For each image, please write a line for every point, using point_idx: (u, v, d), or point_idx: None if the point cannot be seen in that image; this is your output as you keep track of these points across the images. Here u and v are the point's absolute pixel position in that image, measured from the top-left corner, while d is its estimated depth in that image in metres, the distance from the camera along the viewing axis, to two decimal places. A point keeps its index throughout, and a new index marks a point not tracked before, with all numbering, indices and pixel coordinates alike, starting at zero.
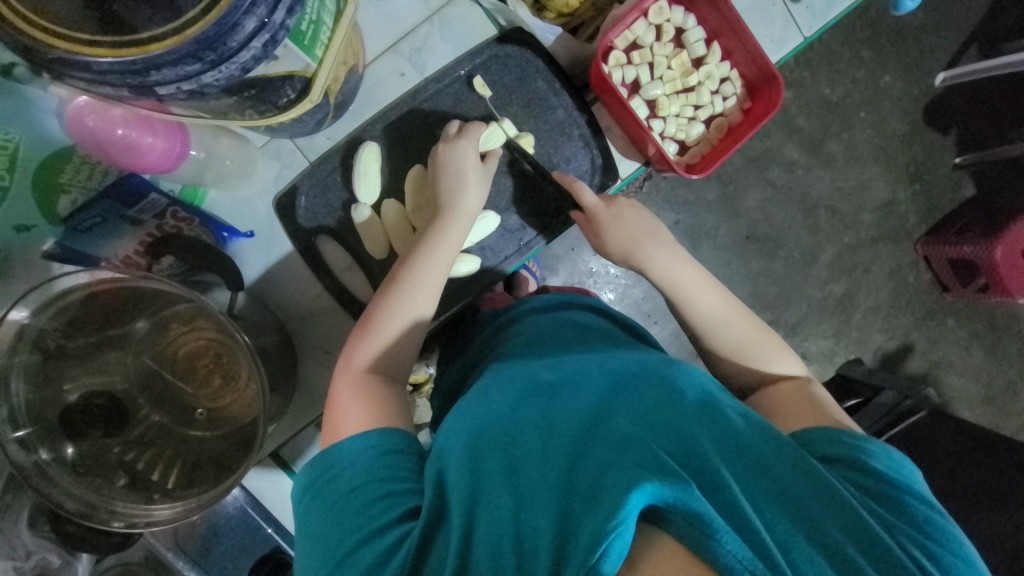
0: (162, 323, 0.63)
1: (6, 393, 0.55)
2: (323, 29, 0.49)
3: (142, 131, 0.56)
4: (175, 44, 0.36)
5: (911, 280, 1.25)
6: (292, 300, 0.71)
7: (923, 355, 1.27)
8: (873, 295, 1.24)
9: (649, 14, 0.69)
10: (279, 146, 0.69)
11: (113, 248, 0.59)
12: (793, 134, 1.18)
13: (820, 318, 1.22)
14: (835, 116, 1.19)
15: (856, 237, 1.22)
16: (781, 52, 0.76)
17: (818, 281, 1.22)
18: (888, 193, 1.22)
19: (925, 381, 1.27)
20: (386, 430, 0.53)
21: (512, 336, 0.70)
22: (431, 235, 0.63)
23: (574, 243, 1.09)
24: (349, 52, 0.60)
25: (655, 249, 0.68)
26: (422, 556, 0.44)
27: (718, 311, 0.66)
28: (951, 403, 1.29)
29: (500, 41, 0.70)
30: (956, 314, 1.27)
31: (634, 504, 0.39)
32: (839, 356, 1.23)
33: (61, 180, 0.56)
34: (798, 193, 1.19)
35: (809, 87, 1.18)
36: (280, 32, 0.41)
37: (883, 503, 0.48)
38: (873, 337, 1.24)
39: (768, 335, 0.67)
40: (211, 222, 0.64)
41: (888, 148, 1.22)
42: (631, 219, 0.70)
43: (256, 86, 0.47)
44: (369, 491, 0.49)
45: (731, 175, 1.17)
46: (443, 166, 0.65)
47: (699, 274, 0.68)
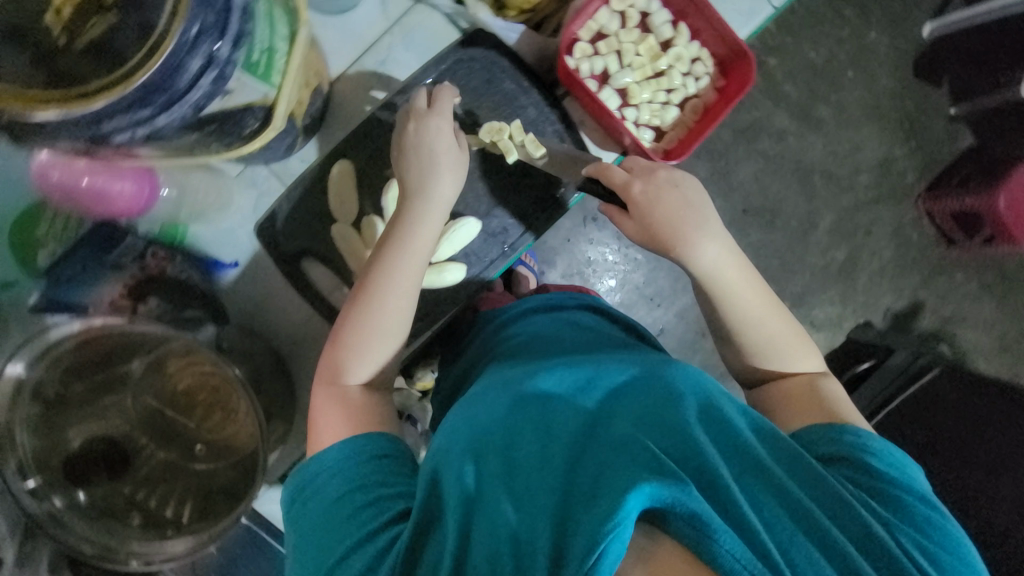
0: (157, 362, 0.63)
1: (12, 446, 0.55)
2: (277, 55, 0.48)
3: (110, 178, 0.56)
4: (121, 90, 0.36)
5: (915, 238, 1.22)
6: (280, 326, 0.71)
7: (934, 312, 1.25)
8: (877, 256, 1.22)
9: (611, 2, 0.69)
10: (254, 173, 0.68)
11: (98, 294, 0.59)
12: (780, 102, 1.17)
13: (826, 285, 1.21)
14: (821, 79, 1.18)
15: (855, 199, 1.21)
16: (751, 25, 0.73)
17: (821, 248, 1.20)
18: (884, 151, 1.20)
19: (938, 338, 1.25)
20: (371, 436, 0.54)
21: (508, 338, 0.70)
22: (406, 222, 0.61)
23: (569, 234, 1.10)
24: (311, 74, 0.59)
25: (703, 236, 0.61)
26: (416, 557, 0.44)
27: (757, 305, 0.61)
28: (968, 358, 1.26)
29: (464, 45, 0.69)
30: (964, 268, 1.24)
31: (633, 504, 0.38)
32: (849, 321, 1.22)
33: (38, 235, 0.57)
34: (791, 160, 1.18)
35: (793, 51, 1.17)
36: (228, 66, 0.40)
37: (882, 502, 0.48)
38: (882, 299, 1.23)
39: (800, 336, 0.62)
40: (194, 259, 0.65)
41: (881, 105, 1.20)
42: (670, 202, 0.62)
43: (217, 120, 0.46)
44: (360, 497, 0.50)
45: (722, 149, 1.16)
46: (421, 147, 0.62)
47: (743, 268, 0.62)
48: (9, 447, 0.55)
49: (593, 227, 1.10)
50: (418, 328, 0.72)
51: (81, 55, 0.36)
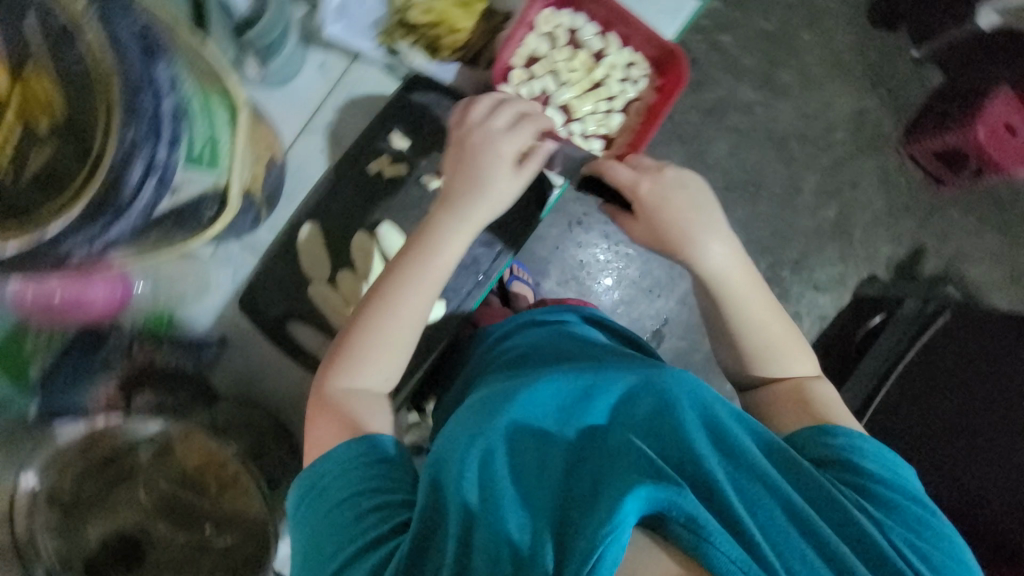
0: (163, 448, 0.64)
1: (36, 554, 0.56)
2: (221, 144, 0.50)
3: (84, 289, 0.57)
4: (68, 213, 0.38)
5: (902, 183, 1.22)
6: (277, 389, 0.73)
7: (937, 254, 1.23)
8: (869, 208, 1.22)
9: (537, 25, 0.71)
10: (227, 250, 0.71)
11: (92, 395, 0.61)
12: (741, 75, 1.19)
13: (822, 246, 1.21)
14: (778, 47, 1.20)
15: (835, 156, 1.21)
16: (677, 21, 0.74)
17: (810, 210, 1.20)
18: (855, 104, 1.21)
19: (947, 279, 1.23)
20: (376, 438, 0.55)
21: (503, 352, 0.72)
22: (432, 228, 0.60)
23: (557, 242, 1.12)
24: (262, 148, 0.62)
25: (710, 237, 0.63)
26: (417, 562, 0.45)
27: (758, 308, 0.63)
28: (982, 294, 1.24)
29: (404, 92, 0.71)
30: (959, 204, 1.23)
31: (630, 508, 0.41)
32: (852, 278, 1.21)
33: (25, 352, 0.59)
34: (764, 129, 1.19)
35: (745, 25, 1.19)
36: (170, 168, 0.41)
37: (874, 501, 0.50)
38: (881, 250, 1.22)
39: (797, 339, 0.64)
40: (179, 345, 0.67)
41: (842, 60, 1.21)
42: (678, 203, 0.63)
43: (171, 215, 0.48)
44: (364, 502, 0.50)
45: (692, 132, 1.17)
46: (473, 150, 0.62)
47: (747, 272, 0.63)
48: (32, 556, 0.56)
49: (580, 231, 1.12)
50: (409, 369, 0.73)
51: (32, 189, 0.39)
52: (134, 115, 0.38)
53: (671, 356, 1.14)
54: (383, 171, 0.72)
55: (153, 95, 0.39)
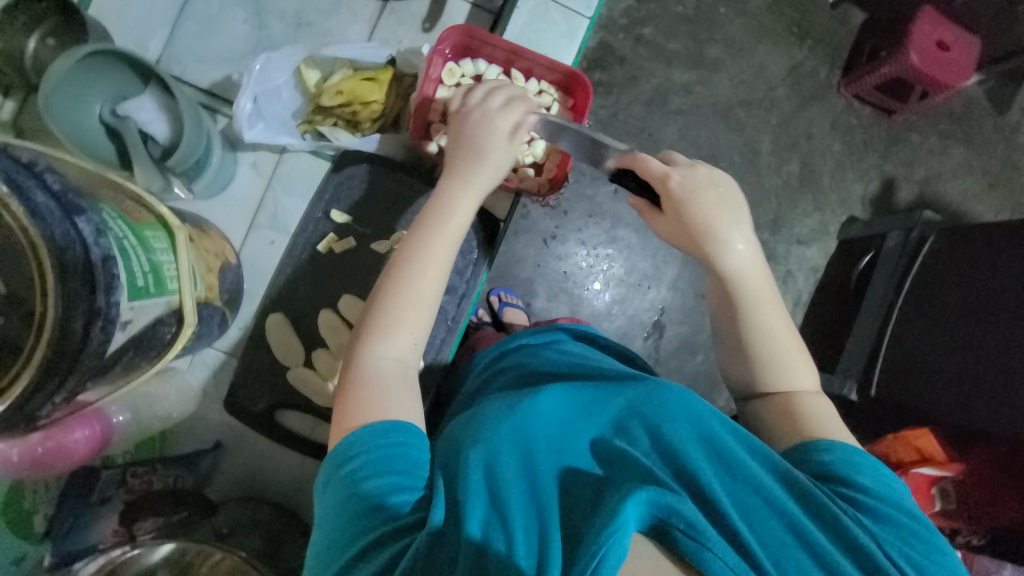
0: (181, 567, 0.61)
1: None
2: (165, 267, 0.53)
3: (66, 434, 0.56)
4: (27, 375, 0.40)
5: (854, 122, 1.24)
6: (278, 480, 0.74)
7: (909, 180, 1.25)
8: (829, 153, 1.24)
9: (444, 80, 0.73)
10: (205, 356, 0.73)
11: (99, 531, 0.63)
12: (672, 60, 1.22)
13: (794, 201, 1.22)
14: (701, 25, 1.23)
15: (783, 113, 1.23)
16: (577, 39, 0.80)
17: (773, 169, 1.22)
18: (787, 60, 1.24)
19: (924, 203, 1.24)
20: (400, 420, 0.50)
21: (496, 374, 0.72)
22: (439, 214, 0.58)
23: (537, 260, 1.13)
24: (211, 258, 0.65)
25: (736, 234, 0.61)
26: (428, 565, 0.41)
27: (771, 314, 0.61)
28: (962, 208, 1.25)
29: (336, 169, 0.75)
30: (917, 128, 1.25)
31: (631, 511, 0.41)
32: (833, 224, 1.22)
33: (26, 506, 0.59)
34: (707, 105, 1.22)
35: (662, 12, 1.22)
36: (115, 309, 0.44)
37: (873, 516, 0.48)
38: (853, 189, 1.23)
39: (804, 353, 0.61)
40: (172, 461, 0.69)
41: (765, 22, 1.24)
42: (707, 200, 0.61)
43: (132, 346, 0.50)
44: (385, 486, 0.46)
45: (640, 124, 1.20)
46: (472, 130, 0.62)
47: (764, 280, 0.62)
48: None
49: (557, 244, 1.14)
50: None
51: None
52: (68, 268, 0.41)
53: (677, 342, 1.14)
54: (333, 248, 0.74)
55: (81, 248, 0.42)
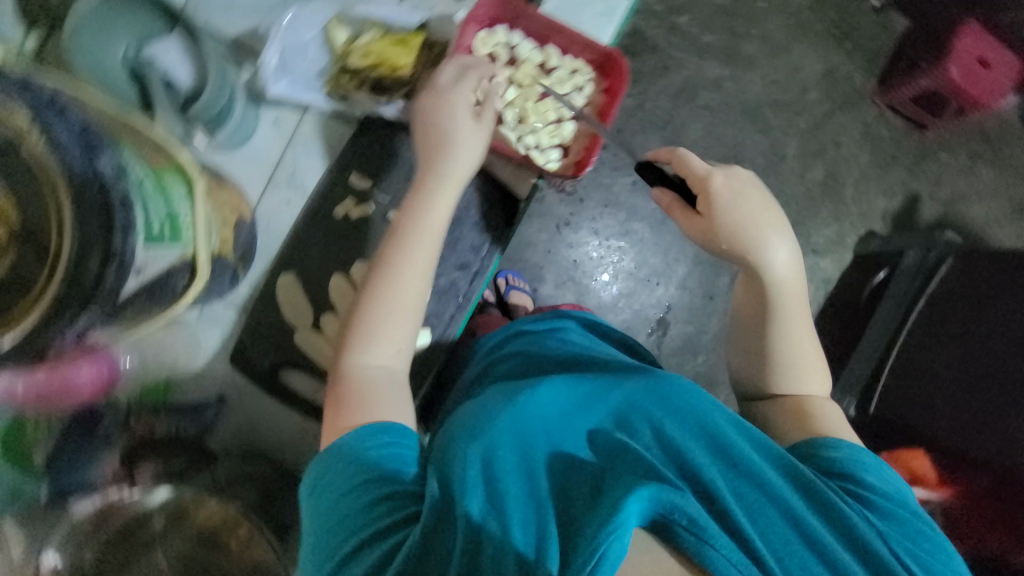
0: (175, 513, 0.62)
1: None
2: (182, 217, 0.52)
3: (74, 370, 0.55)
4: (40, 311, 0.40)
5: (884, 134, 1.21)
6: (278, 435, 0.76)
7: (933, 199, 1.21)
8: (854, 163, 1.21)
9: (476, 48, 0.71)
10: (212, 311, 0.74)
11: (96, 473, 0.62)
12: (705, 53, 1.19)
13: (813, 209, 1.20)
14: (738, 19, 1.20)
15: (812, 118, 1.20)
16: (614, 21, 0.77)
17: (795, 174, 1.20)
18: (823, 63, 1.20)
19: (946, 224, 1.21)
20: (381, 426, 0.52)
21: (499, 364, 0.71)
22: (415, 205, 0.59)
23: (547, 247, 1.12)
24: (229, 211, 0.65)
25: (776, 243, 0.60)
26: (425, 559, 0.42)
27: (800, 320, 0.61)
28: (984, 234, 1.22)
29: (359, 134, 0.74)
30: (947, 146, 1.22)
31: (633, 507, 0.40)
32: (850, 237, 1.20)
33: (27, 443, 0.60)
34: (736, 103, 1.19)
35: (700, 3, 1.19)
36: (131, 255, 0.43)
37: (881, 515, 0.48)
38: (875, 203, 1.21)
39: (822, 362, 0.62)
40: (177, 411, 0.69)
41: (804, 22, 1.20)
42: (752, 206, 0.60)
43: (143, 293, 0.50)
44: (377, 488, 0.48)
45: (665, 117, 1.18)
46: (431, 119, 0.62)
47: (799, 289, 0.61)
48: None
49: (569, 232, 1.13)
50: None
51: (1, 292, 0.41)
52: (84, 205, 0.41)
53: (679, 341, 1.14)
54: (349, 213, 0.73)
55: (101, 187, 0.41)
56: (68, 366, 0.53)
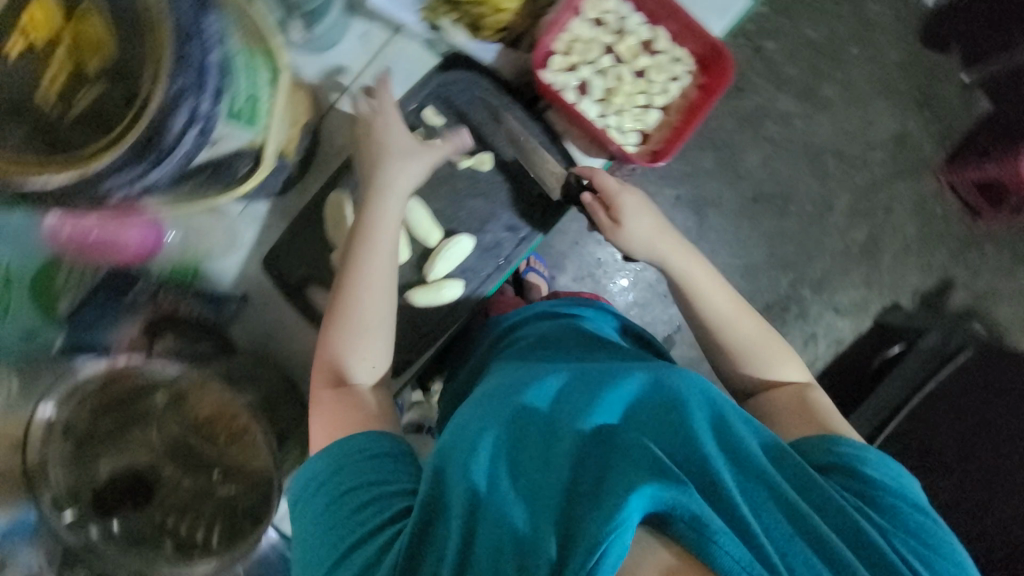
0: (177, 395, 0.66)
1: (47, 483, 0.59)
2: (260, 103, 0.51)
3: (117, 228, 0.59)
4: (114, 155, 0.39)
5: (938, 212, 1.18)
6: (297, 348, 0.75)
7: (966, 288, 1.19)
8: (900, 233, 1.18)
9: (584, 11, 0.71)
10: (256, 210, 0.72)
11: (117, 335, 0.64)
12: (783, 85, 1.15)
13: (846, 268, 1.18)
14: (824, 58, 1.16)
15: (871, 177, 1.17)
16: (728, 18, 0.73)
17: (838, 229, 1.18)
18: (898, 125, 1.17)
19: (972, 315, 1.19)
20: (346, 438, 0.57)
21: (508, 346, 0.71)
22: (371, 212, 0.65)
23: (576, 237, 1.11)
24: (298, 113, 0.62)
25: (665, 240, 0.71)
26: (418, 552, 0.46)
27: (725, 308, 0.69)
28: (1005, 334, 1.20)
29: (443, 69, 0.71)
30: (995, 240, 1.19)
31: (634, 506, 0.40)
32: (874, 304, 1.18)
33: (56, 288, 0.61)
34: (800, 143, 1.16)
35: (792, 32, 1.15)
36: (211, 120, 0.42)
37: (877, 508, 0.51)
38: (908, 278, 1.19)
39: (778, 343, 0.69)
40: (202, 294, 0.69)
41: (890, 78, 1.16)
42: (636, 210, 0.72)
43: (205, 169, 0.49)
44: (360, 496, 0.52)
45: (726, 139, 1.15)
46: (375, 143, 0.66)
47: (706, 273, 0.71)
48: (45, 484, 0.59)
49: None
50: (420, 347, 0.73)
51: (76, 124, 0.40)
52: (184, 60, 0.39)
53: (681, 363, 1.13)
54: None
55: (201, 46, 0.40)
56: (106, 216, 0.56)
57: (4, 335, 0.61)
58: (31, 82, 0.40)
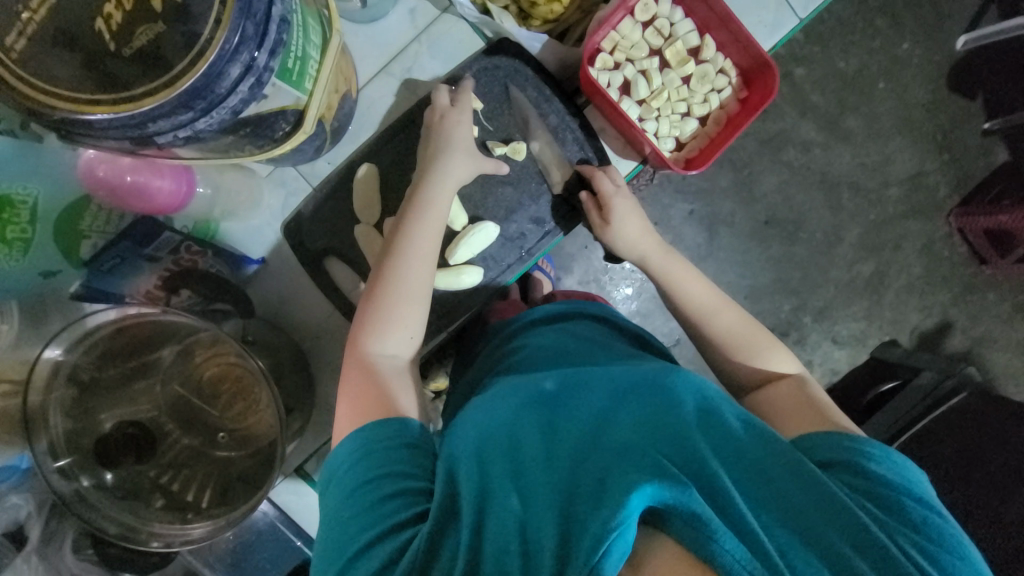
0: (186, 351, 0.66)
1: (45, 427, 0.58)
2: (311, 64, 0.50)
3: (151, 176, 0.58)
4: (167, 97, 0.38)
5: (945, 254, 1.19)
6: (307, 318, 0.74)
7: (964, 332, 1.21)
8: (906, 272, 1.19)
9: (635, 12, 0.71)
10: (283, 174, 0.72)
11: (135, 285, 0.63)
12: (807, 112, 1.16)
13: (850, 300, 1.19)
14: (851, 90, 1.16)
15: (884, 213, 1.18)
16: (776, 36, 0.75)
17: (845, 261, 1.18)
18: (916, 165, 1.17)
19: (967, 360, 1.20)
20: (375, 426, 0.53)
21: (515, 348, 0.70)
22: (420, 200, 0.64)
23: (586, 240, 1.10)
24: (340, 80, 0.61)
25: (646, 240, 0.71)
26: (432, 550, 0.44)
27: (706, 301, 0.68)
28: (996, 381, 1.21)
29: (488, 53, 0.71)
30: (997, 288, 1.20)
31: (634, 504, 0.40)
32: (873, 338, 1.19)
33: (82, 227, 0.57)
34: (818, 171, 1.16)
35: (822, 61, 1.15)
36: (264, 73, 0.44)
37: (881, 506, 0.48)
38: (909, 317, 1.20)
39: (762, 332, 0.67)
40: (224, 254, 0.68)
41: (913, 118, 1.17)
42: (625, 211, 0.71)
43: (251, 123, 0.48)
44: (380, 489, 0.49)
45: (745, 160, 1.15)
46: (442, 137, 0.66)
47: (686, 269, 0.70)
48: (42, 427, 0.58)
49: None
50: (433, 329, 0.73)
51: (127, 60, 0.38)
52: (250, 11, 0.39)
53: None
54: None
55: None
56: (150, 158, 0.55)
57: (18, 274, 0.56)
58: (92, 7, 0.37)
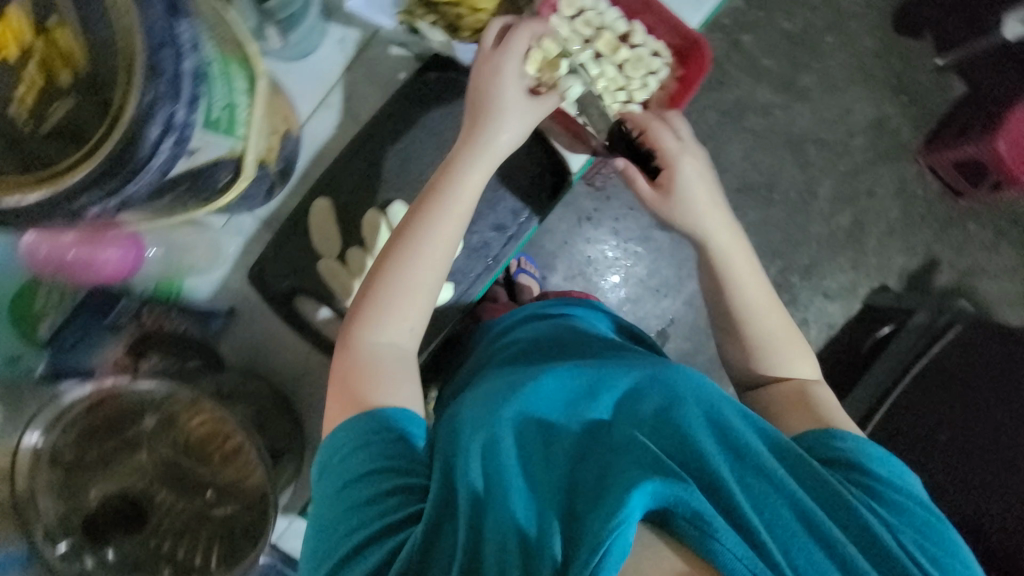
0: (167, 416, 0.65)
1: (36, 513, 0.57)
2: (240, 110, 0.50)
3: (95, 249, 0.58)
4: (87, 168, 0.38)
5: (919, 193, 1.20)
6: (285, 364, 0.74)
7: (951, 267, 1.21)
8: (884, 217, 1.20)
9: (561, 8, 0.72)
10: (240, 221, 0.71)
11: (102, 355, 0.63)
12: (761, 77, 1.17)
13: (834, 253, 1.19)
14: (801, 48, 1.17)
15: (852, 163, 1.19)
16: (703, 11, 0.75)
17: (823, 216, 1.19)
18: (875, 111, 1.18)
19: (958, 293, 1.21)
20: (382, 413, 0.53)
21: (503, 346, 0.71)
22: (450, 164, 0.60)
23: (566, 237, 1.11)
24: (277, 121, 0.61)
25: (716, 217, 0.66)
26: (428, 555, 0.44)
27: (758, 296, 0.66)
28: (992, 310, 1.21)
29: (419, 74, 0.73)
30: (976, 218, 1.21)
31: (635, 503, 0.39)
32: (863, 287, 1.19)
33: (37, 308, 0.62)
34: (780, 132, 1.17)
35: (768, 25, 1.16)
36: (188, 128, 0.41)
37: (881, 501, 0.50)
38: (894, 260, 1.20)
39: (799, 339, 0.66)
40: (194, 311, 0.68)
41: (866, 66, 1.18)
42: (698, 183, 0.66)
43: (187, 180, 0.48)
44: (373, 487, 0.49)
45: (708, 132, 1.16)
46: (479, 88, 0.61)
47: (750, 261, 0.67)
48: (33, 514, 0.57)
49: (590, 226, 1.11)
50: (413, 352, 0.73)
51: (47, 139, 0.40)
52: (157, 72, 0.38)
53: (676, 355, 1.14)
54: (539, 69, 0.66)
55: (174, 54, 0.38)
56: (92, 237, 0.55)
57: None
58: (6, 96, 0.40)
